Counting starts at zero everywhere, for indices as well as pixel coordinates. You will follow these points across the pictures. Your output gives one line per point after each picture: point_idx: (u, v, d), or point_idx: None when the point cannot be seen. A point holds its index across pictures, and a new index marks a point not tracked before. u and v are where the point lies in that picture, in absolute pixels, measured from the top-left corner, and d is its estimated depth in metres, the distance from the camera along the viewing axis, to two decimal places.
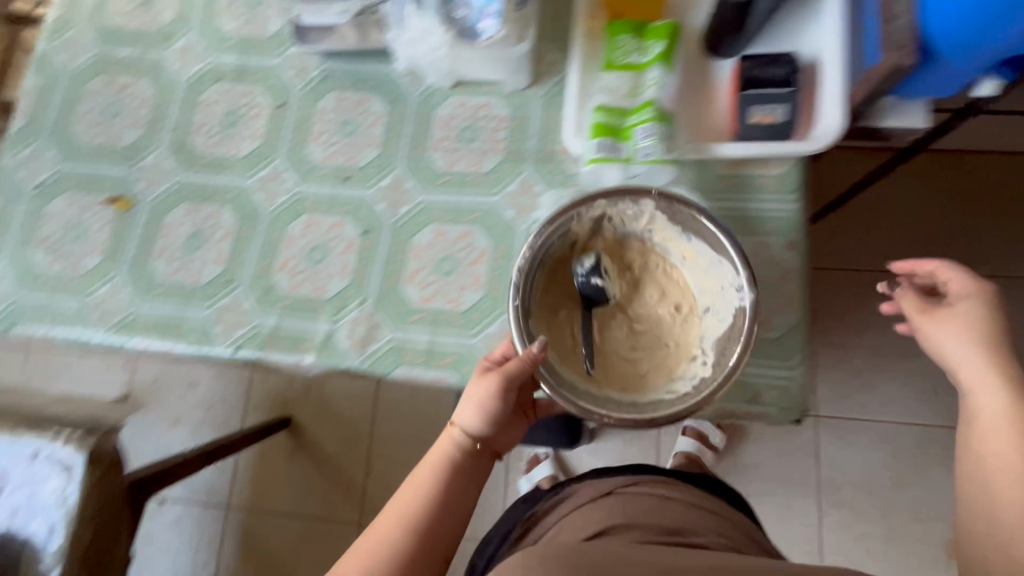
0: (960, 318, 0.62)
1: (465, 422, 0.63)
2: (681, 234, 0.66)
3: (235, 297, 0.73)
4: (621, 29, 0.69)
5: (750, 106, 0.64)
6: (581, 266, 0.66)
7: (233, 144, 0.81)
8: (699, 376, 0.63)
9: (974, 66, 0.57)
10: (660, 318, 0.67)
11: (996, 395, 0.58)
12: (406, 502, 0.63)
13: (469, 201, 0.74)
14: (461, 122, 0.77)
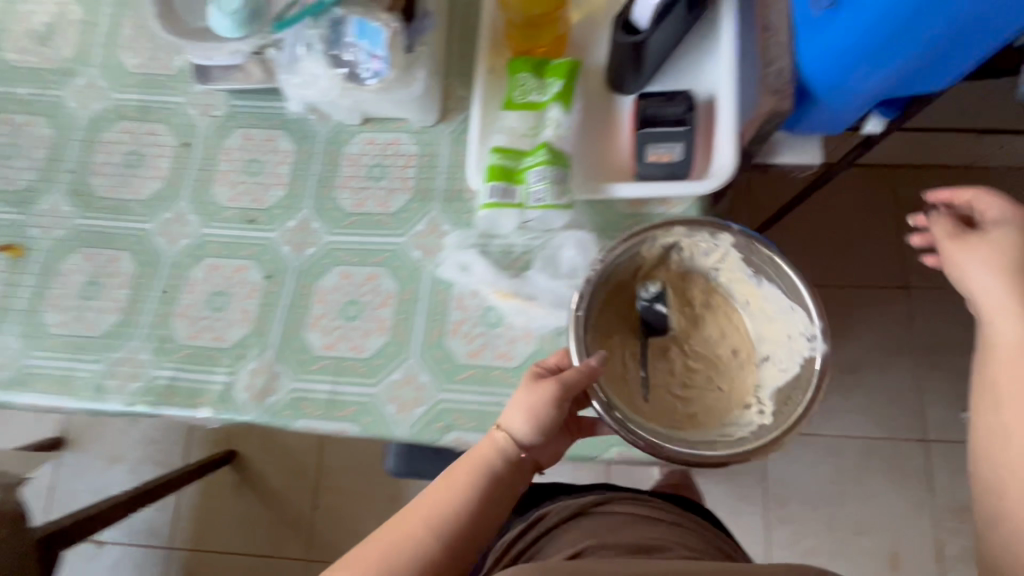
0: (988, 244, 0.61)
1: (514, 425, 0.58)
2: (751, 276, 0.65)
3: (133, 351, 0.70)
4: (526, 66, 0.68)
5: (648, 145, 0.64)
6: (646, 291, 0.66)
7: (136, 186, 0.78)
8: (755, 424, 0.61)
9: (855, 109, 0.59)
10: (717, 359, 0.66)
11: (1013, 323, 0.59)
12: (436, 503, 0.58)
13: (375, 243, 0.72)
14: (370, 160, 0.76)
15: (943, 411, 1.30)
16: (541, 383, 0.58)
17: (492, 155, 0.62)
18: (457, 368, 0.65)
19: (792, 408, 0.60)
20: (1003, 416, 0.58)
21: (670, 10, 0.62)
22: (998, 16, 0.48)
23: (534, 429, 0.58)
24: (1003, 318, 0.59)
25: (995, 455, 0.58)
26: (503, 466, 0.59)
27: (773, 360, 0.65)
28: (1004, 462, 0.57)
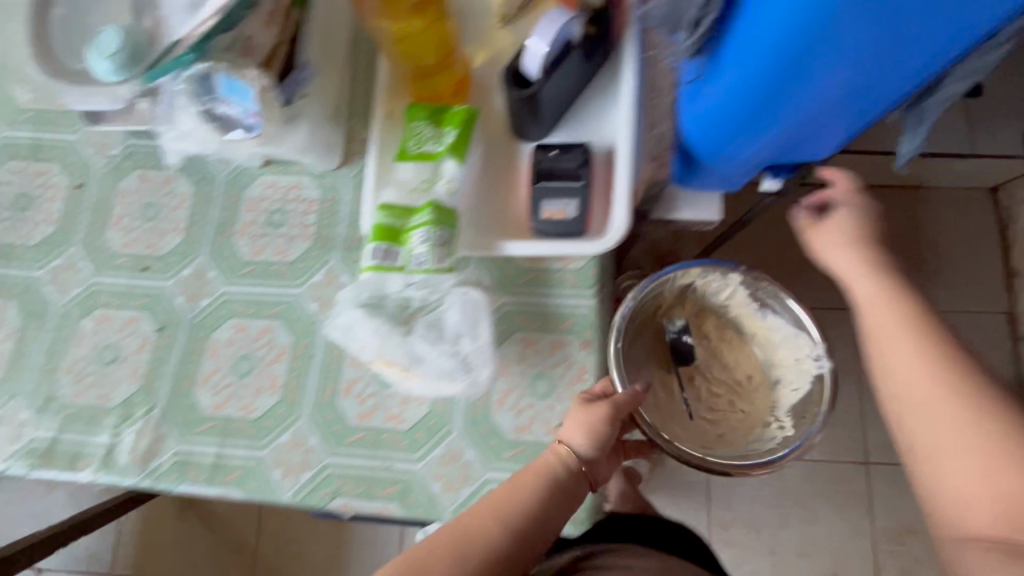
0: (835, 225, 0.68)
1: (576, 437, 0.57)
2: (758, 312, 0.86)
3: (15, 408, 0.67)
4: (422, 114, 0.65)
5: (544, 200, 0.62)
6: (674, 325, 0.88)
7: (24, 231, 0.74)
8: (776, 436, 0.81)
9: (742, 169, 0.56)
10: (737, 381, 0.88)
11: (864, 281, 0.64)
12: (499, 503, 0.54)
13: (272, 294, 0.70)
14: (270, 205, 0.73)
15: (882, 433, 1.31)
16: (594, 403, 0.59)
17: (380, 215, 0.60)
18: (348, 430, 0.63)
19: (808, 418, 0.79)
20: (885, 357, 0.59)
21: (562, 61, 0.60)
22: (861, 97, 0.44)
23: (597, 444, 0.57)
24: (860, 278, 0.64)
25: (898, 397, 0.57)
26: (565, 478, 0.56)
27: (783, 382, 0.85)
28: (909, 398, 0.56)
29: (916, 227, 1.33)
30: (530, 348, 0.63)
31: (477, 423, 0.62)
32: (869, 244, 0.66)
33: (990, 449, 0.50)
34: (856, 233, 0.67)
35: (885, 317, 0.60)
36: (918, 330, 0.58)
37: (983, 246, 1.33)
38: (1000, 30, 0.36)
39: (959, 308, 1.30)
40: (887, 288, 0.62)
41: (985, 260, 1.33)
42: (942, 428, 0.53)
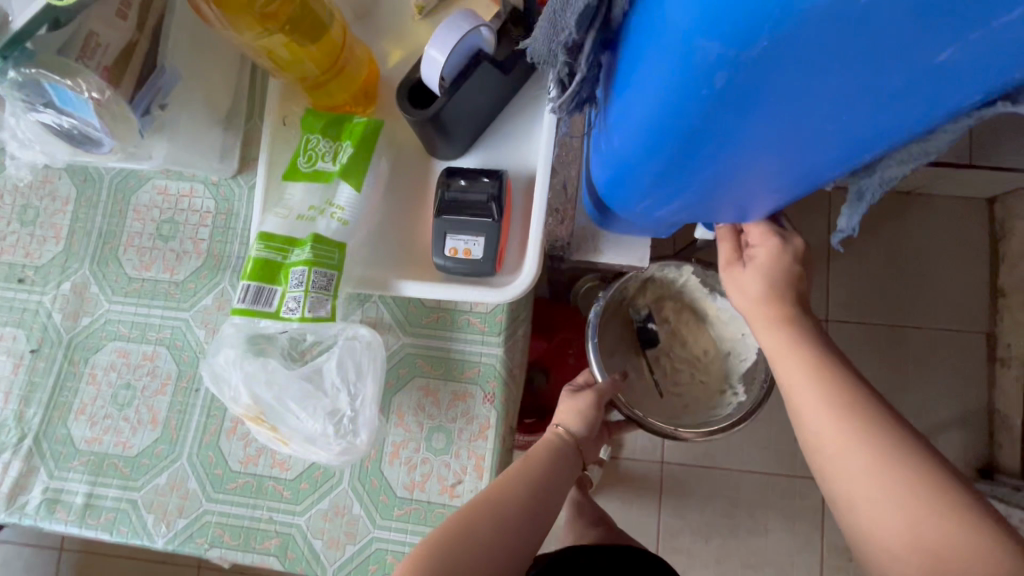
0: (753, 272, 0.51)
1: (569, 419, 0.63)
2: (709, 295, 0.79)
3: None
4: (316, 124, 0.56)
5: (446, 235, 0.54)
6: (637, 313, 0.83)
7: None
8: (734, 404, 0.77)
9: (666, 224, 0.48)
10: (697, 356, 0.83)
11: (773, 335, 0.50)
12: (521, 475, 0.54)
13: (157, 315, 0.63)
14: (160, 214, 0.65)
15: None
16: (580, 391, 0.67)
17: (255, 247, 0.52)
18: (229, 475, 0.58)
19: (756, 385, 0.75)
20: (795, 403, 0.47)
21: (469, 75, 0.51)
22: (781, 179, 0.35)
23: (588, 426, 0.64)
24: (764, 321, 0.51)
25: (815, 451, 0.45)
26: (569, 454, 0.60)
27: (735, 352, 0.80)
28: (826, 454, 0.44)
29: (895, 236, 1.14)
30: (430, 397, 0.57)
31: (367, 476, 0.56)
32: (785, 292, 0.51)
33: (929, 519, 0.39)
34: (770, 278, 0.51)
35: (786, 359, 0.49)
36: (824, 367, 0.47)
37: (969, 261, 1.13)
38: (939, 129, 0.27)
39: (926, 327, 1.12)
40: (798, 344, 0.49)
41: (970, 277, 1.13)
42: (869, 493, 0.41)
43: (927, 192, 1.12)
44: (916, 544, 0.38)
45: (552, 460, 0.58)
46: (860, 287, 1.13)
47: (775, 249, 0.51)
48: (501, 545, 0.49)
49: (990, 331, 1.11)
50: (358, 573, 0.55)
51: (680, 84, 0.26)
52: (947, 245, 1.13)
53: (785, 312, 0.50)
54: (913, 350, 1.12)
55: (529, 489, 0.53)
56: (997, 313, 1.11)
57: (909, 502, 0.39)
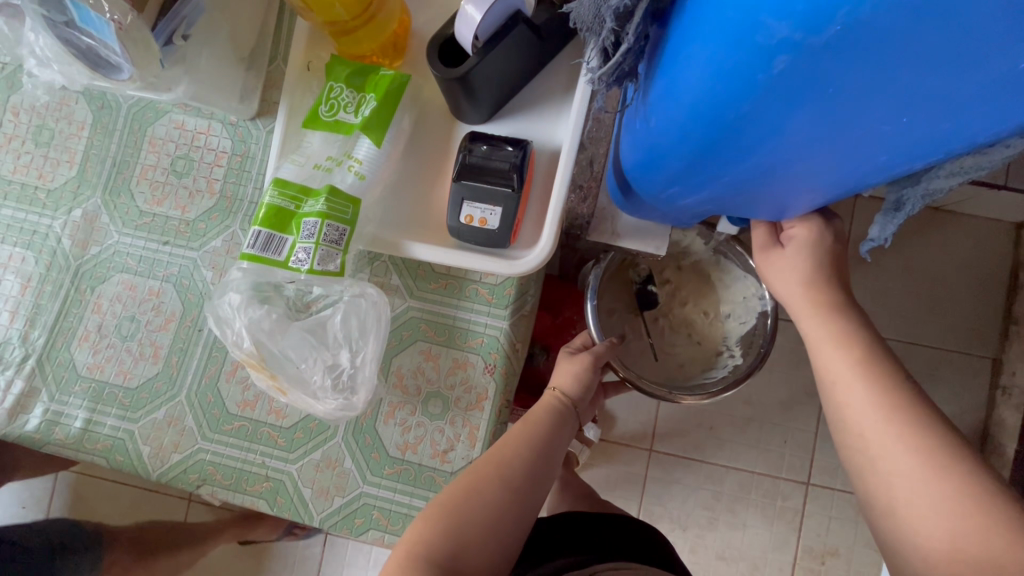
0: (790, 259, 0.48)
1: (566, 382, 0.63)
2: (711, 258, 0.79)
3: None
4: (341, 72, 0.55)
5: (463, 201, 0.52)
6: (638, 274, 0.82)
7: None
8: (729, 365, 0.77)
9: (688, 214, 0.47)
10: (694, 318, 0.82)
11: (814, 322, 0.47)
12: (519, 441, 0.54)
13: (165, 252, 0.63)
14: (175, 149, 0.64)
15: None
16: (577, 355, 0.66)
17: (269, 194, 0.51)
18: (225, 417, 0.58)
19: (754, 350, 0.74)
20: (838, 402, 0.44)
21: (503, 38, 0.48)
22: (821, 178, 0.34)
23: (583, 386, 0.63)
24: (811, 310, 0.48)
25: (858, 452, 0.42)
26: (566, 416, 0.60)
27: (734, 315, 0.79)
28: (870, 460, 0.41)
29: (914, 251, 1.12)
30: (430, 360, 0.57)
31: (361, 433, 0.57)
32: (823, 289, 0.48)
33: (986, 542, 0.36)
34: (811, 270, 0.48)
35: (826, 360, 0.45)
36: (866, 364, 0.44)
37: (986, 284, 1.11)
38: (1001, 143, 0.25)
39: (934, 345, 1.11)
40: (839, 337, 0.45)
41: (985, 300, 1.11)
42: (922, 511, 0.38)
43: (953, 210, 1.09)
44: (964, 563, 0.36)
45: (551, 422, 0.58)
46: (871, 298, 1.12)
47: (818, 233, 0.48)
48: (506, 507, 0.49)
49: (997, 356, 1.10)
50: (344, 524, 0.56)
51: (735, 66, 0.25)
52: (968, 266, 1.11)
53: (830, 305, 0.47)
54: (917, 366, 1.11)
55: (532, 451, 0.53)
56: (1006, 338, 1.10)
57: (962, 524, 0.37)
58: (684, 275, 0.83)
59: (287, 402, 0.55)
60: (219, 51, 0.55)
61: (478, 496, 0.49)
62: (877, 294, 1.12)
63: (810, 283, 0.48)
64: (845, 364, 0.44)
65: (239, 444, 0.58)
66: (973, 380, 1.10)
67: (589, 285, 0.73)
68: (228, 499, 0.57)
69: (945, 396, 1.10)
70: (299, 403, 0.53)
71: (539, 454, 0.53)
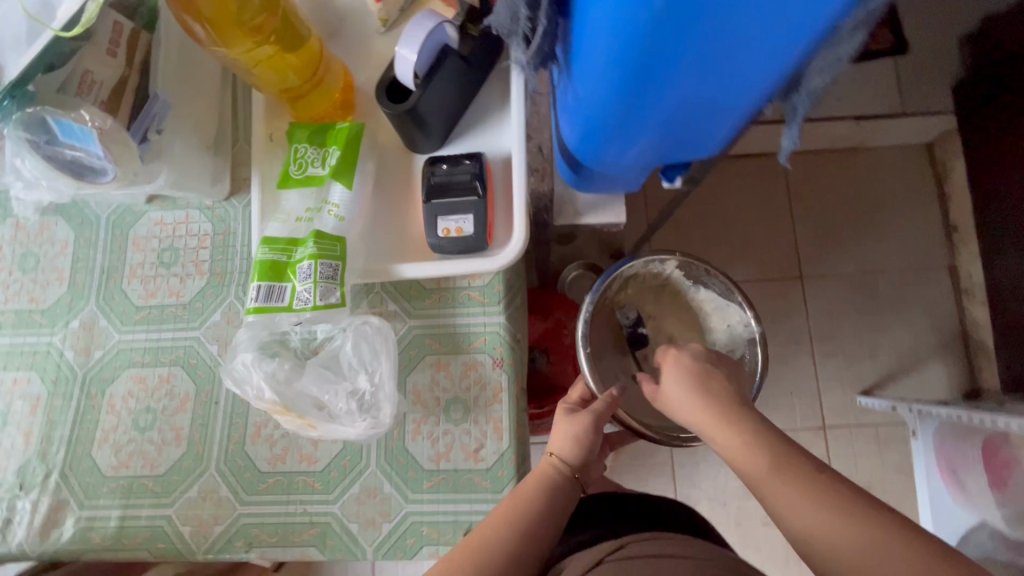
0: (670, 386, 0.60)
1: (565, 448, 0.60)
2: (690, 288, 0.85)
3: None
4: (303, 134, 0.61)
5: (437, 217, 0.58)
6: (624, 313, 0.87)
7: None
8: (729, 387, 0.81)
9: (632, 170, 0.53)
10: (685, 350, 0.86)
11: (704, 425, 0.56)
12: (501, 519, 0.52)
13: (168, 339, 0.65)
14: (160, 243, 0.68)
15: (841, 398, 1.28)
16: (576, 414, 0.63)
17: (261, 249, 0.56)
18: (259, 477, 0.60)
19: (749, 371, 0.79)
20: None
21: (438, 69, 0.56)
22: (723, 100, 0.40)
23: (583, 453, 0.61)
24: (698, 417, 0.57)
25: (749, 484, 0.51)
26: (565, 484, 0.58)
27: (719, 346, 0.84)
28: None
29: (848, 187, 1.33)
30: (441, 371, 0.60)
31: (393, 456, 0.59)
32: (711, 383, 0.58)
33: None
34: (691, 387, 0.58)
35: (720, 432, 0.54)
36: (726, 415, 0.55)
37: (914, 203, 1.32)
38: (840, 32, 0.32)
39: (895, 269, 1.31)
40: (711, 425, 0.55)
41: (917, 216, 1.31)
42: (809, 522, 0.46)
43: (868, 146, 1.32)
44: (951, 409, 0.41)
45: (548, 492, 0.56)
46: (820, 236, 1.33)
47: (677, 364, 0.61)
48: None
49: (952, 264, 1.29)
50: (397, 548, 0.57)
51: (625, 15, 0.31)
52: (894, 189, 1.32)
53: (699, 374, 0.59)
54: (883, 288, 1.30)
55: (518, 534, 0.51)
56: (953, 246, 1.29)
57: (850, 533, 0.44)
58: (665, 308, 0.88)
59: (318, 437, 0.57)
60: (193, 144, 0.61)
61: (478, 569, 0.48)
62: (825, 222, 1.33)
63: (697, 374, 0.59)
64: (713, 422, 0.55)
65: (277, 498, 0.59)
66: (919, 280, 1.30)
67: (584, 324, 0.74)
68: (276, 556, 0.58)
69: (911, 303, 1.29)
70: (327, 435, 0.55)
71: (538, 523, 0.52)
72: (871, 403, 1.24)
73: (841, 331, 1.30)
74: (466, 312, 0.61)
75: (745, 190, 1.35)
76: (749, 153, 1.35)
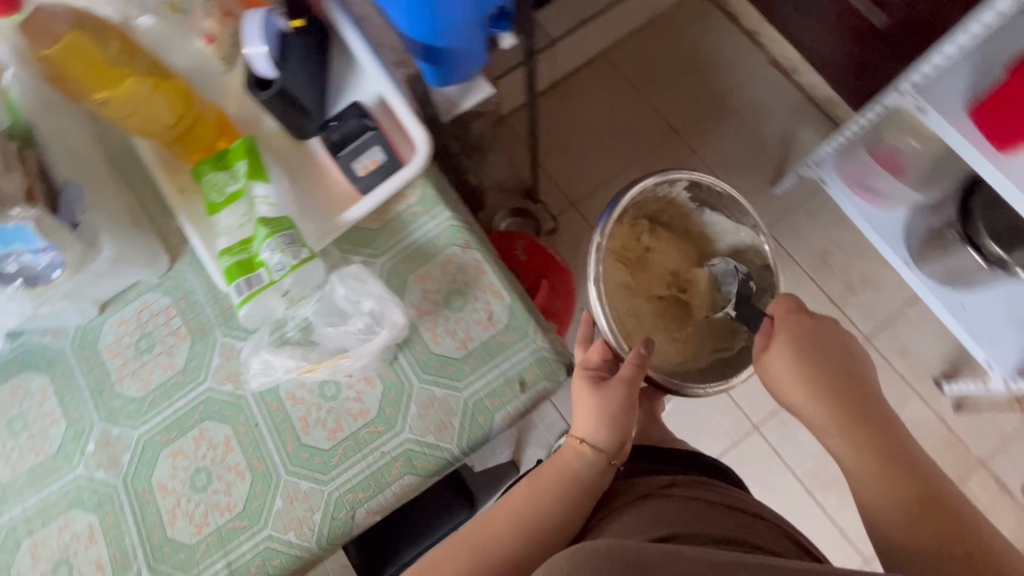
0: (779, 360, 0.70)
1: (591, 433, 0.70)
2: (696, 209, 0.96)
3: None
4: (209, 165, 0.67)
5: (351, 162, 0.67)
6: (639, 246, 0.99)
7: None
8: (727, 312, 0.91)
9: (474, 38, 0.64)
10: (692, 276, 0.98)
11: (817, 404, 0.67)
12: (522, 499, 0.66)
13: (183, 406, 0.67)
14: (131, 337, 0.70)
15: (761, 198, 1.45)
16: (602, 386, 0.71)
17: (224, 259, 0.61)
18: (328, 455, 0.63)
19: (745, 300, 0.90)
20: None
21: (287, 46, 0.63)
22: None
23: (603, 429, 0.70)
24: (814, 383, 0.68)
25: (848, 452, 0.65)
26: (588, 472, 0.68)
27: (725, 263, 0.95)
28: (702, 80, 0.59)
29: (665, 49, 1.55)
30: (427, 280, 0.67)
31: (427, 364, 0.64)
32: (821, 370, 0.68)
33: None
34: (805, 367, 0.69)
35: (831, 401, 0.67)
36: (841, 401, 0.66)
37: (717, 34, 1.54)
38: None
39: (735, 86, 1.52)
40: (827, 403, 0.67)
41: (726, 42, 1.54)
42: (876, 493, 0.61)
43: (660, 11, 1.55)
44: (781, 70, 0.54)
45: (574, 477, 0.68)
46: (668, 96, 1.53)
47: (791, 346, 0.70)
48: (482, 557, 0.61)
49: (772, 60, 1.52)
50: (475, 430, 0.62)
51: None
52: (698, 30, 1.55)
53: (814, 358, 0.69)
54: (735, 104, 1.51)
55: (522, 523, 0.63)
56: (765, 47, 1.52)
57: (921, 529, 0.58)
58: (663, 239, 1.00)
59: (353, 369, 0.63)
60: (119, 228, 0.66)
61: (479, 550, 0.61)
62: (664, 81, 1.54)
63: (815, 356, 0.69)
64: (839, 408, 0.66)
65: (353, 460, 0.62)
66: (757, 84, 1.51)
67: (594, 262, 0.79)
68: (380, 504, 0.61)
69: (763, 103, 1.50)
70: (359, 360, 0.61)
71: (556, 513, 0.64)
72: (783, 186, 1.40)
73: (728, 152, 1.49)
74: (420, 222, 0.68)
75: (592, 92, 1.54)
76: (579, 64, 1.54)
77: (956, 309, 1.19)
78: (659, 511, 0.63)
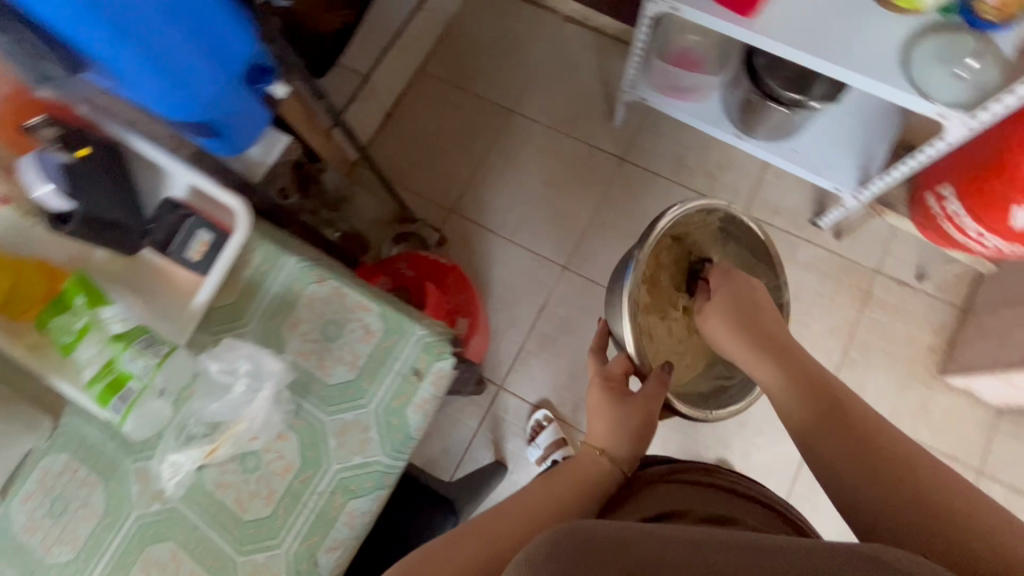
0: (711, 319, 0.83)
1: (609, 442, 0.76)
2: (722, 236, 0.97)
3: None
4: (45, 311, 0.67)
5: (183, 253, 0.69)
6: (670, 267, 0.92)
7: None
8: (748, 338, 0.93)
9: (243, 102, 0.70)
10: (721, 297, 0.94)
11: (743, 352, 0.79)
12: (536, 496, 0.69)
13: (119, 546, 0.66)
14: (41, 508, 0.68)
15: (608, 135, 1.57)
16: (627, 398, 0.80)
17: (93, 387, 0.63)
18: (273, 518, 0.65)
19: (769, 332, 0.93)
20: None
21: (72, 173, 0.65)
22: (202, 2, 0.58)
23: (619, 436, 0.76)
24: (739, 337, 0.79)
25: (786, 406, 0.73)
26: (599, 475, 0.73)
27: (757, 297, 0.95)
28: None
29: (471, 43, 1.65)
30: (299, 325, 0.70)
31: (328, 396, 0.67)
32: (751, 330, 0.79)
33: None
34: (731, 324, 0.81)
35: (760, 357, 0.77)
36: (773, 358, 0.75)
37: (510, 14, 1.66)
38: None
39: (545, 51, 1.63)
40: (757, 356, 0.77)
41: (521, 17, 1.66)
42: (816, 443, 0.68)
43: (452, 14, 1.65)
44: None
45: (584, 479, 0.72)
46: (492, 82, 1.63)
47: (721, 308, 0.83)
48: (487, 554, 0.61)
49: (566, 17, 1.65)
50: (394, 434, 0.66)
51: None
52: (492, 17, 1.66)
53: (741, 323, 0.80)
54: (552, 65, 1.62)
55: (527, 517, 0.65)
56: (554, 9, 1.65)
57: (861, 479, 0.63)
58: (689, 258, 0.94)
59: (257, 431, 0.65)
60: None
61: (487, 542, 0.62)
62: (484, 71, 1.63)
63: (748, 327, 0.79)
64: (768, 358, 0.76)
65: (296, 511, 0.65)
66: (562, 42, 1.63)
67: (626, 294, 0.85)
68: (338, 540, 0.64)
69: (575, 56, 1.62)
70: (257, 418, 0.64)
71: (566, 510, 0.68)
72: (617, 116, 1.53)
73: (564, 108, 1.60)
74: (273, 277, 0.71)
75: (426, 106, 1.61)
76: (402, 86, 1.61)
77: (789, 153, 1.33)
78: (666, 498, 0.69)
